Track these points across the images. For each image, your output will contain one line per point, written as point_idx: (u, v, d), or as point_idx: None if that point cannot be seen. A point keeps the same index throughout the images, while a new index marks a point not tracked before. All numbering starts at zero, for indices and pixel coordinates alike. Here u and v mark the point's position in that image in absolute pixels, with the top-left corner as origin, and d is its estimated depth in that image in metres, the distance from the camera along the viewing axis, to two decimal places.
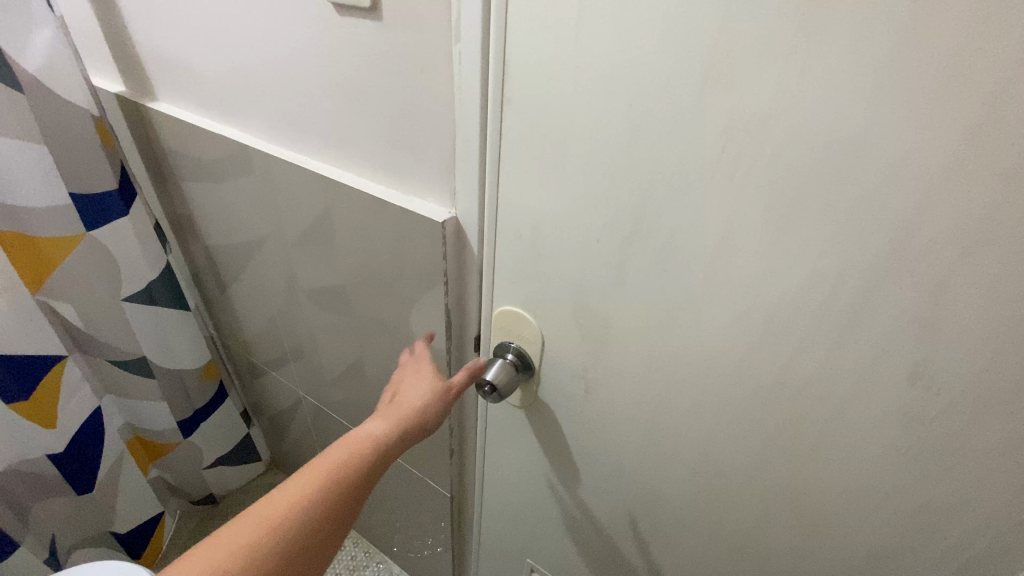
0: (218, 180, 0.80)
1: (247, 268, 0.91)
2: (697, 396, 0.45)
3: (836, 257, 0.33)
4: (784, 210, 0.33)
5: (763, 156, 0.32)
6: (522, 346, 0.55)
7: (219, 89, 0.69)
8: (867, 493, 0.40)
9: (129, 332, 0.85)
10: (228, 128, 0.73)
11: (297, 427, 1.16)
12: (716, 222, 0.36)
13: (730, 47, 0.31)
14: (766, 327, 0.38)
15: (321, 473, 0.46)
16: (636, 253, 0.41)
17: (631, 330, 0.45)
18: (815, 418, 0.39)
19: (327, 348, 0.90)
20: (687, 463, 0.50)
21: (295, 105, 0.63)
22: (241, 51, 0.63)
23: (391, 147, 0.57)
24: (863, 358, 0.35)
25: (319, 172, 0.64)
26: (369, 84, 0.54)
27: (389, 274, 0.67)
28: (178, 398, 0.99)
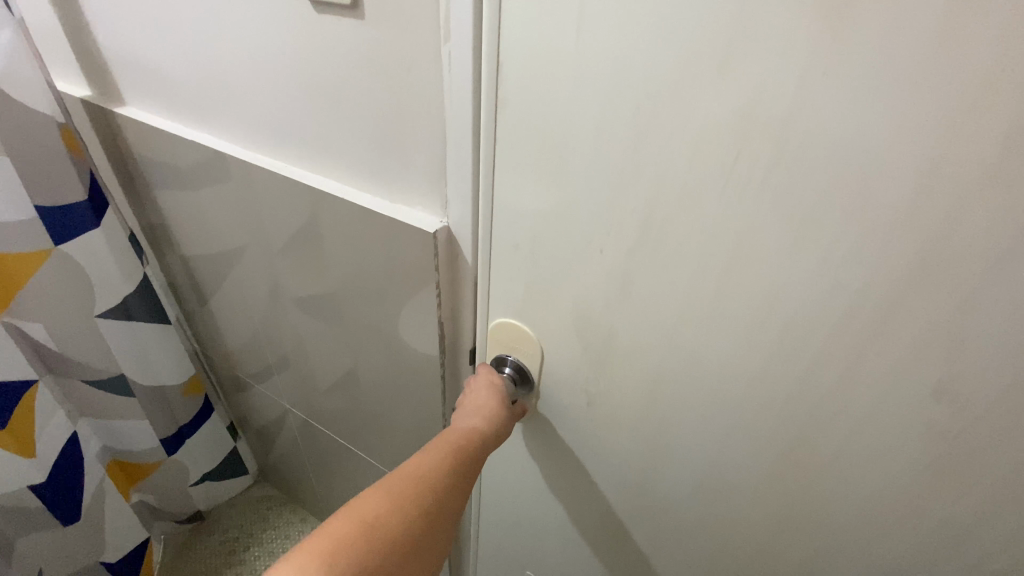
0: (194, 189, 0.76)
1: (229, 280, 0.87)
2: (705, 411, 0.44)
3: (858, 268, 0.32)
4: (801, 219, 0.32)
5: (779, 160, 0.31)
6: (523, 361, 0.53)
7: (193, 93, 0.66)
8: (887, 506, 0.39)
9: (105, 352, 0.81)
10: (204, 135, 0.69)
11: (285, 441, 1.12)
12: (730, 234, 0.35)
13: (743, 41, 0.29)
14: (780, 339, 0.37)
15: (445, 452, 0.47)
16: (640, 262, 0.39)
17: (636, 342, 0.44)
18: (832, 429, 0.38)
19: (316, 360, 0.87)
20: (695, 477, 0.48)
21: (275, 112, 0.60)
22: (216, 53, 0.60)
23: (377, 152, 0.54)
24: (884, 368, 0.34)
25: (303, 181, 0.61)
26: (351, 86, 0.51)
27: (379, 285, 0.64)
28: (161, 416, 0.95)
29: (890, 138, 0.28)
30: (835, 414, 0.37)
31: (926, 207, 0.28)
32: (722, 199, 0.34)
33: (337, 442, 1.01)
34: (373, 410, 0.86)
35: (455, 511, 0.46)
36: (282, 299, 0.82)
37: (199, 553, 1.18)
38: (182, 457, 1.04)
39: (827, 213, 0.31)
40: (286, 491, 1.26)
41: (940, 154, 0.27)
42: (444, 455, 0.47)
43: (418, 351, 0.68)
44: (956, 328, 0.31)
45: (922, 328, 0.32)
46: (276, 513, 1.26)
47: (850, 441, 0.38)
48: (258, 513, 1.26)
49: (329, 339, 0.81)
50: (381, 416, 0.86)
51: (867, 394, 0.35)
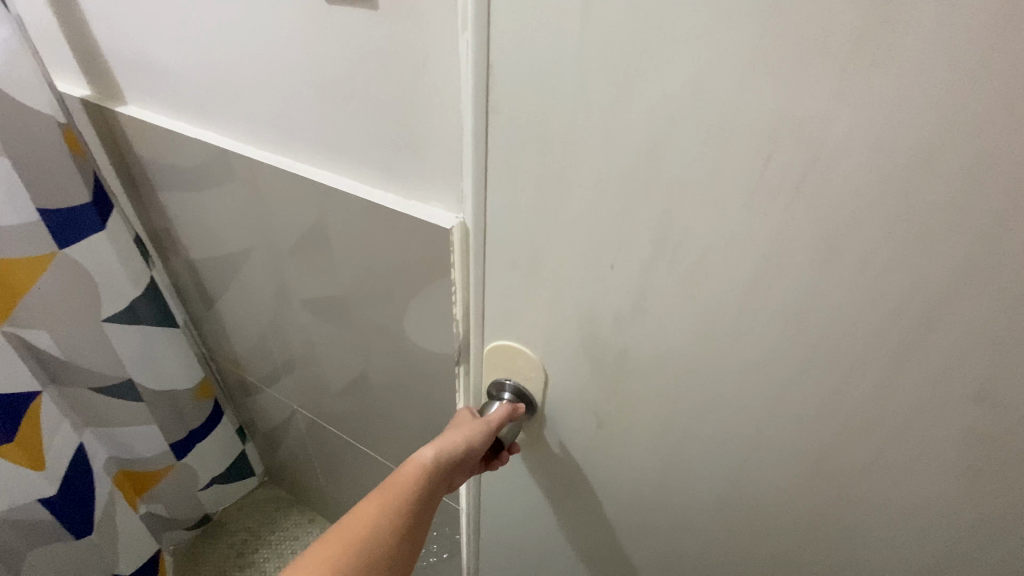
0: (199, 188, 0.75)
1: (235, 282, 0.86)
2: (728, 423, 0.42)
3: (906, 275, 0.30)
4: (841, 223, 0.30)
5: (819, 156, 0.29)
6: (521, 381, 0.51)
7: (198, 91, 0.64)
8: (920, 513, 0.37)
9: (113, 359, 0.79)
10: (208, 134, 0.68)
11: (294, 443, 1.12)
12: (760, 240, 0.33)
13: (777, 30, 0.27)
14: (812, 349, 0.35)
15: (388, 493, 0.47)
16: (657, 271, 0.37)
17: (652, 352, 0.42)
18: (866, 437, 0.36)
19: (325, 363, 0.86)
20: (712, 487, 0.46)
21: (281, 107, 0.58)
22: (221, 49, 0.58)
23: (390, 149, 0.53)
24: (925, 373, 0.32)
25: (312, 178, 0.60)
26: (362, 80, 0.50)
27: (390, 284, 0.63)
28: (171, 420, 0.94)
29: (939, 131, 0.26)
30: (868, 422, 0.36)
31: (977, 207, 0.27)
32: (749, 202, 0.32)
33: (346, 444, 1.00)
34: (383, 412, 0.85)
35: (401, 552, 0.45)
36: (289, 302, 0.81)
37: (209, 558, 1.17)
38: (190, 464, 1.03)
39: (866, 212, 0.29)
40: (294, 492, 1.25)
41: (996, 146, 0.25)
42: (388, 497, 0.47)
43: (430, 351, 0.67)
44: (1004, 330, 0.29)
45: (968, 332, 0.30)
46: (284, 514, 1.25)
47: (881, 449, 0.36)
48: (266, 515, 1.25)
49: (338, 342, 0.80)
50: (392, 419, 0.85)
51: (905, 400, 0.34)
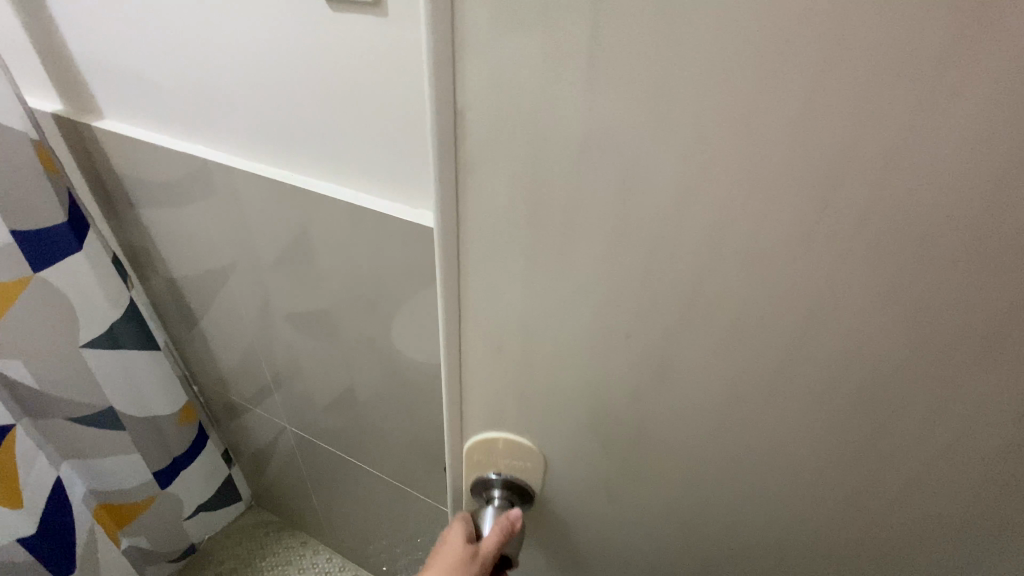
0: (180, 204, 0.72)
1: (220, 300, 0.83)
2: (741, 495, 0.35)
3: (954, 318, 0.25)
4: (892, 272, 0.24)
5: (906, 200, 0.23)
6: (511, 473, 0.43)
7: (183, 103, 0.62)
8: (929, 560, 0.33)
9: (91, 385, 0.75)
10: (193, 146, 0.65)
11: (282, 463, 1.08)
12: (802, 302, 0.27)
13: (844, 38, 0.21)
14: (846, 412, 0.29)
15: None
16: (682, 339, 0.30)
17: (676, 429, 0.34)
18: (921, 514, 0.31)
19: (317, 380, 0.83)
20: (727, 561, 0.40)
21: (278, 117, 0.57)
22: (210, 59, 0.56)
23: (399, 156, 0.53)
24: (964, 423, 0.27)
25: (312, 189, 0.59)
26: (372, 89, 0.50)
27: (392, 292, 0.62)
28: (154, 447, 0.89)
29: None
30: (925, 497, 0.31)
31: None
32: (810, 253, 0.25)
33: (338, 462, 0.97)
34: (382, 428, 0.83)
35: None
36: (279, 319, 0.78)
37: None
38: (176, 491, 0.98)
39: (953, 263, 0.23)
40: (284, 515, 1.20)
41: None
42: None
43: (431, 359, 0.67)
44: None
45: (1012, 373, 0.25)
46: (274, 538, 1.20)
47: (931, 522, 0.32)
48: (254, 541, 1.20)
49: (334, 357, 0.77)
50: (391, 433, 0.83)
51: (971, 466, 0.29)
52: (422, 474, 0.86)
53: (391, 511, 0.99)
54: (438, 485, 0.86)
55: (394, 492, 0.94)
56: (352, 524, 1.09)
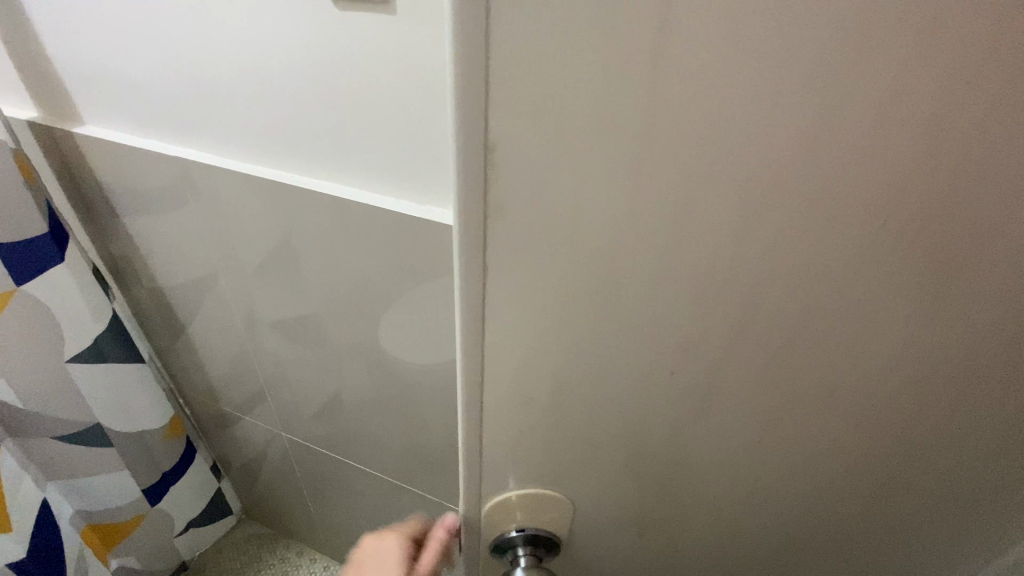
0: (167, 211, 0.70)
1: (209, 308, 0.81)
2: (770, 490, 0.36)
3: (989, 311, 0.26)
4: (942, 276, 0.25)
5: (955, 209, 0.23)
6: (530, 524, 0.38)
7: (174, 107, 0.60)
8: (933, 518, 0.36)
9: (77, 402, 0.72)
10: (184, 150, 0.64)
11: (276, 474, 1.06)
12: (851, 312, 0.26)
13: (935, 47, 0.19)
14: (879, 401, 0.30)
15: None
16: (731, 359, 0.29)
17: (713, 446, 0.33)
18: (918, 484, 0.34)
19: (317, 384, 0.83)
20: (746, 549, 0.41)
21: (278, 117, 0.56)
22: (206, 61, 0.55)
23: (406, 155, 0.53)
24: (982, 398, 0.29)
25: (315, 190, 0.59)
26: (379, 88, 0.50)
27: (399, 288, 0.63)
28: (143, 463, 0.86)
29: None
30: (939, 465, 0.33)
31: None
32: (864, 265, 0.25)
33: (336, 468, 0.96)
34: (383, 429, 0.83)
35: None
36: (274, 325, 0.77)
37: None
38: (167, 509, 0.95)
39: (992, 262, 0.24)
40: (278, 526, 1.18)
41: None
42: None
43: (440, 353, 0.68)
44: None
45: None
46: (269, 550, 1.18)
47: (940, 486, 0.34)
48: (247, 555, 1.17)
49: (334, 359, 0.77)
50: (393, 434, 0.83)
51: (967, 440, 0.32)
52: (426, 473, 0.86)
53: (391, 515, 0.98)
54: (441, 482, 0.86)
55: (395, 495, 0.94)
56: (350, 531, 1.08)
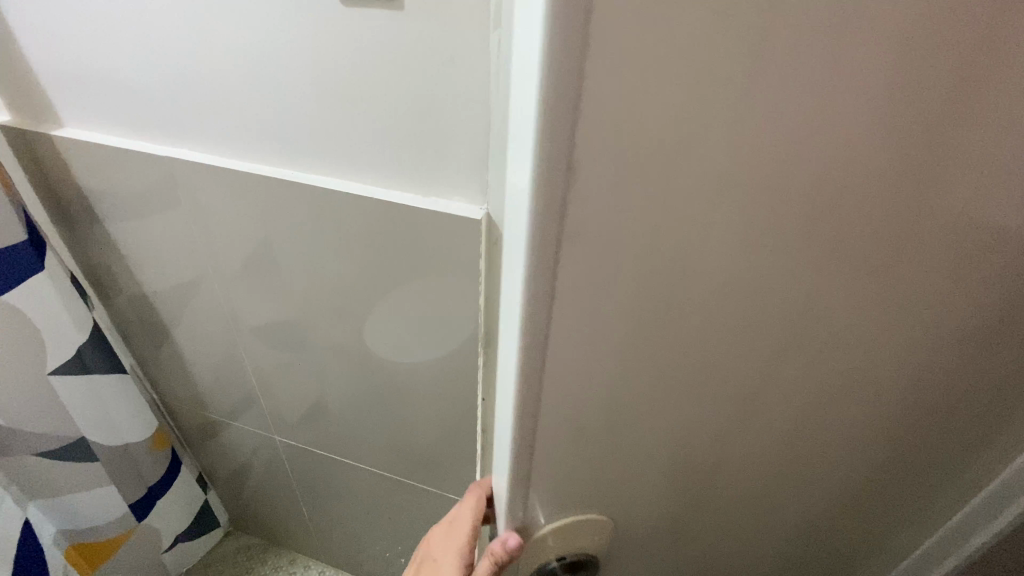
0: (153, 215, 0.68)
1: (196, 313, 0.79)
2: (785, 448, 0.37)
3: (977, 261, 0.29)
4: (947, 229, 0.27)
5: (955, 168, 0.25)
6: (567, 551, 0.41)
7: (162, 104, 0.59)
8: (915, 444, 0.40)
9: (60, 416, 0.70)
10: (174, 150, 0.62)
11: (265, 481, 1.03)
12: (872, 269, 0.28)
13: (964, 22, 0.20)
14: (888, 342, 0.32)
15: None
16: (768, 332, 0.30)
17: (740, 412, 0.34)
18: (910, 417, 0.37)
19: (312, 385, 0.81)
20: (758, 508, 0.43)
21: (275, 113, 0.55)
22: (198, 56, 0.54)
23: (410, 148, 0.53)
24: (966, 333, 0.33)
25: (317, 185, 0.58)
26: (383, 82, 0.49)
27: (401, 284, 0.62)
28: (128, 477, 0.83)
29: None
30: (927, 397, 0.36)
31: None
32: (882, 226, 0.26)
33: (330, 471, 0.95)
34: (380, 427, 0.83)
35: None
36: (266, 327, 0.76)
37: None
38: (154, 523, 0.92)
39: (990, 208, 0.27)
40: (267, 535, 1.16)
41: None
42: None
43: (442, 349, 0.67)
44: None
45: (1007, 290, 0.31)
46: (260, 560, 1.16)
47: (925, 416, 0.38)
48: (237, 566, 1.15)
49: (331, 359, 0.76)
50: (390, 433, 0.83)
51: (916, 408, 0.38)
52: (429, 470, 0.86)
53: (388, 515, 0.98)
54: (444, 477, 0.85)
55: (396, 494, 0.93)
56: (343, 535, 1.08)
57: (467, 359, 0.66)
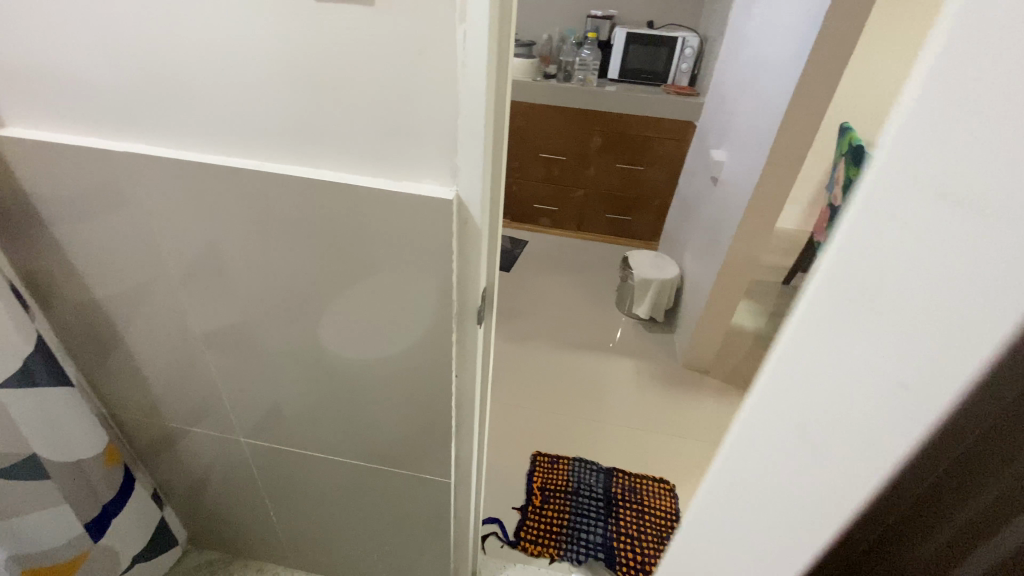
0: (104, 217, 0.66)
1: (149, 319, 0.76)
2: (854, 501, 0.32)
3: None
4: None
5: None
6: None
7: (115, 99, 0.58)
8: None
9: (8, 431, 0.66)
10: (130, 146, 0.61)
11: (225, 490, 1.01)
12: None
13: None
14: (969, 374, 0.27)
15: None
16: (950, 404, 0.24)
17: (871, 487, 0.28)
18: None
19: (280, 382, 0.80)
20: None
21: (240, 104, 0.56)
22: (158, 49, 0.54)
23: (380, 134, 0.55)
24: None
25: (283, 173, 0.59)
26: (352, 70, 0.52)
27: (372, 270, 0.64)
28: (80, 495, 0.79)
29: None
30: None
31: None
32: None
33: (299, 469, 0.94)
34: (353, 419, 0.83)
35: None
36: (229, 326, 0.75)
37: None
38: (111, 543, 0.88)
39: None
40: (231, 547, 1.14)
41: None
42: None
43: (416, 332, 0.69)
44: None
45: None
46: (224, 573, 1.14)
47: None
48: None
49: (300, 352, 0.75)
50: (362, 425, 0.83)
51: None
52: (406, 457, 0.86)
53: (363, 507, 0.97)
54: (422, 462, 0.86)
55: (371, 484, 0.93)
56: (312, 538, 1.07)
57: (443, 339, 0.69)
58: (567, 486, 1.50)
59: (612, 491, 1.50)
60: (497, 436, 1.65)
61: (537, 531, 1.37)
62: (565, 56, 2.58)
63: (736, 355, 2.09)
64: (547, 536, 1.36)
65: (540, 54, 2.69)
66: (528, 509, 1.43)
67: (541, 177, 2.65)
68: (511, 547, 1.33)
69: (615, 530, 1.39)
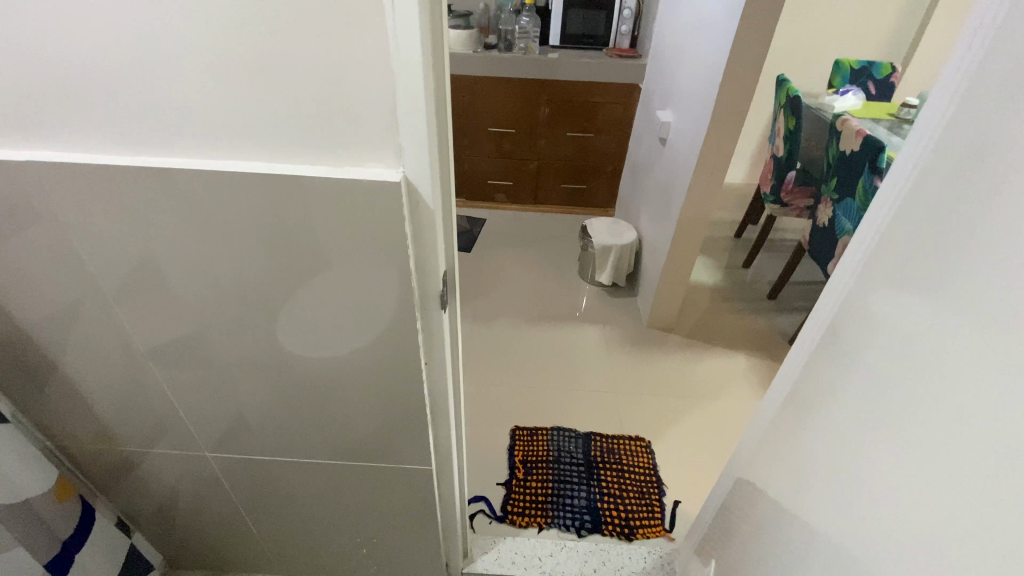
0: (18, 237, 0.60)
1: (85, 342, 0.71)
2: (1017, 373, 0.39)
3: None
4: None
5: None
6: None
7: (7, 100, 0.52)
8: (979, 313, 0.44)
9: None
10: (35, 154, 0.55)
11: (195, 508, 0.97)
12: None
13: None
14: None
15: None
16: None
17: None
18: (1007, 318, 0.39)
19: (241, 391, 0.77)
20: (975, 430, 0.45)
21: (154, 97, 0.51)
22: (52, 41, 0.48)
23: (314, 119, 0.52)
24: None
25: (213, 169, 0.54)
26: (275, 51, 0.48)
27: (325, 263, 0.61)
28: (36, 536, 0.74)
29: None
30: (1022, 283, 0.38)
31: None
32: None
33: (273, 476, 0.91)
34: (322, 420, 0.80)
35: None
36: (178, 339, 0.70)
37: None
38: None
39: None
40: (212, 564, 1.11)
41: None
42: None
43: (378, 325, 0.66)
44: None
45: None
46: None
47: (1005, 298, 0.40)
48: None
49: (258, 358, 0.72)
50: (334, 424, 0.81)
51: (848, 317, 0.67)
52: (384, 451, 0.85)
53: (346, 505, 0.95)
54: (400, 454, 0.85)
55: (352, 482, 0.91)
56: (296, 542, 1.05)
57: (408, 327, 0.67)
58: (548, 456, 1.53)
59: (591, 455, 1.54)
60: (475, 417, 1.65)
61: (522, 503, 1.39)
62: (504, 25, 2.50)
63: (697, 310, 2.15)
64: (532, 507, 1.39)
65: (478, 24, 2.61)
66: (512, 484, 1.45)
67: (492, 152, 2.60)
68: (499, 522, 1.35)
69: (598, 492, 1.43)
